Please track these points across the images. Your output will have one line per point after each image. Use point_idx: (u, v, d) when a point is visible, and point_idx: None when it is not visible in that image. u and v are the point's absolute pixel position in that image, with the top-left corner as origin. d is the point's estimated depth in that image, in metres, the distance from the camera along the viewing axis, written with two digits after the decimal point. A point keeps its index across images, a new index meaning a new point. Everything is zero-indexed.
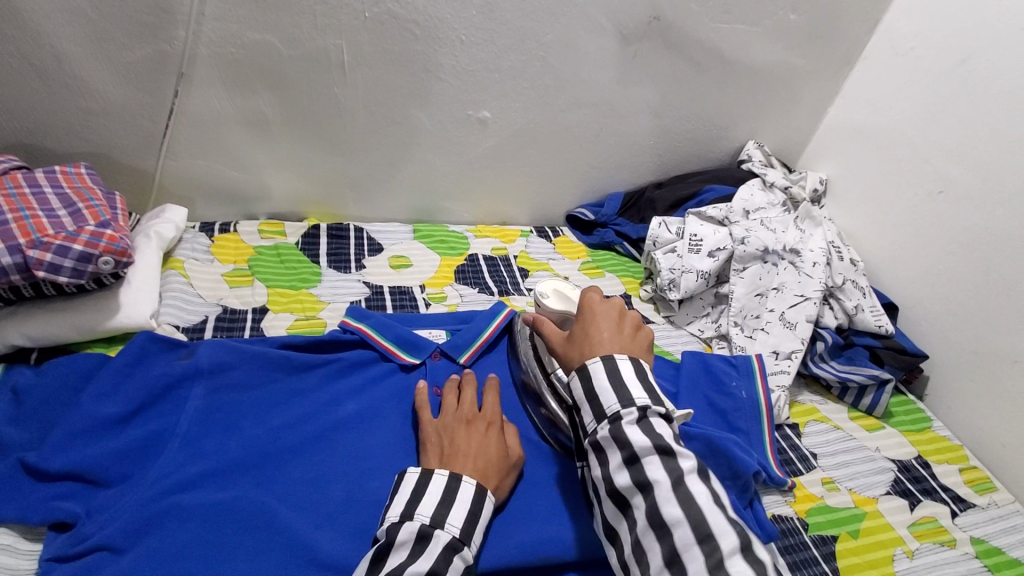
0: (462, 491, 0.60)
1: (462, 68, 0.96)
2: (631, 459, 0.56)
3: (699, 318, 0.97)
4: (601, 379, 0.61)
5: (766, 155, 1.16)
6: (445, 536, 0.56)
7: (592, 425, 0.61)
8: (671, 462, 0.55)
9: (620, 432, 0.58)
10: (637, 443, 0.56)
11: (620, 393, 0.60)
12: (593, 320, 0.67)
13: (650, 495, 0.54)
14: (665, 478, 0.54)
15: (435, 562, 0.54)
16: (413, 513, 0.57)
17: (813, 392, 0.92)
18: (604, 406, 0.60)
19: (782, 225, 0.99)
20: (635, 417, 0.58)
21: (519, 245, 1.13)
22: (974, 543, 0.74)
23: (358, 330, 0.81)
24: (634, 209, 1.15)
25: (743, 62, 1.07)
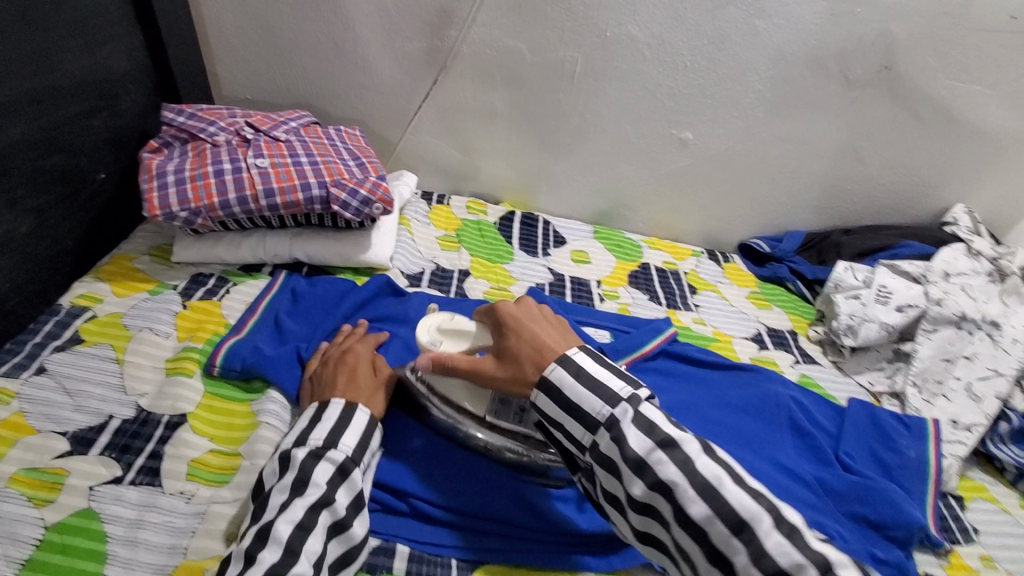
0: (327, 412, 0.63)
1: (678, 90, 1.04)
2: (637, 466, 0.51)
3: (871, 370, 0.95)
4: (572, 384, 0.57)
5: (975, 222, 1.10)
6: (303, 449, 0.59)
7: (585, 439, 0.55)
8: (677, 452, 0.50)
9: (621, 443, 0.52)
10: (637, 444, 0.52)
11: (603, 391, 0.56)
12: (523, 325, 0.63)
13: (671, 497, 0.49)
14: (681, 477, 0.49)
15: (301, 471, 0.57)
16: (281, 444, 0.61)
17: (985, 473, 0.87)
18: (592, 413, 0.55)
19: (984, 295, 0.96)
20: (630, 412, 0.53)
21: (689, 263, 1.18)
22: None
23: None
24: (814, 250, 1.15)
25: (973, 123, 1.03)
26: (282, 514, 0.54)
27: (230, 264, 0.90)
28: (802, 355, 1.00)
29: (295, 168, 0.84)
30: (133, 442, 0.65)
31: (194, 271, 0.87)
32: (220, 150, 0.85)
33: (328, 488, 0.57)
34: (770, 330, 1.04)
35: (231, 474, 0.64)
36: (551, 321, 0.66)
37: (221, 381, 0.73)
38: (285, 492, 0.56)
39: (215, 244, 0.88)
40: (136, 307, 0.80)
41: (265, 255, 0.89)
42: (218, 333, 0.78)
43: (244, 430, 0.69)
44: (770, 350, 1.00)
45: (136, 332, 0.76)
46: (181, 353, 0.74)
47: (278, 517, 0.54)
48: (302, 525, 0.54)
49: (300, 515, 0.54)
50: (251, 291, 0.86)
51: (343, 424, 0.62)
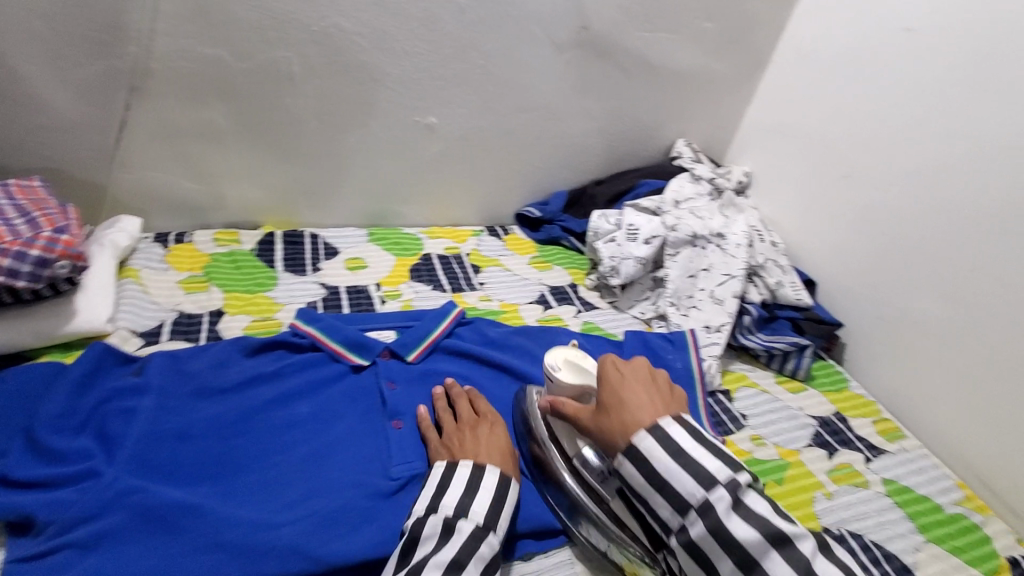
0: (484, 483, 0.64)
1: (407, 76, 1.02)
2: (746, 561, 0.52)
3: (640, 301, 1.05)
4: (644, 440, 0.59)
5: (695, 152, 1.27)
6: (469, 526, 0.59)
7: (626, 470, 0.60)
8: (787, 551, 0.52)
9: (719, 526, 0.54)
10: (743, 538, 0.53)
11: (698, 475, 0.56)
12: (624, 385, 0.64)
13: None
14: (724, 505, 0.54)
15: (459, 550, 0.56)
16: (437, 506, 0.61)
17: (743, 362, 1.00)
18: (687, 497, 0.56)
19: (708, 213, 1.09)
20: (673, 458, 0.57)
21: (470, 244, 1.19)
22: (885, 483, 0.82)
23: (309, 334, 0.83)
24: (578, 206, 1.24)
25: (668, 67, 1.17)
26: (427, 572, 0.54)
27: None
28: (583, 304, 1.06)
29: None
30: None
31: None
32: None
33: None
34: (553, 288, 1.09)
35: None
36: (661, 387, 0.66)
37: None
38: (441, 569, 0.54)
39: None
40: None
41: None
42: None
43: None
44: (554, 307, 1.04)
45: None
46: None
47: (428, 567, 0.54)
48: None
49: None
50: None
51: (501, 497, 0.64)
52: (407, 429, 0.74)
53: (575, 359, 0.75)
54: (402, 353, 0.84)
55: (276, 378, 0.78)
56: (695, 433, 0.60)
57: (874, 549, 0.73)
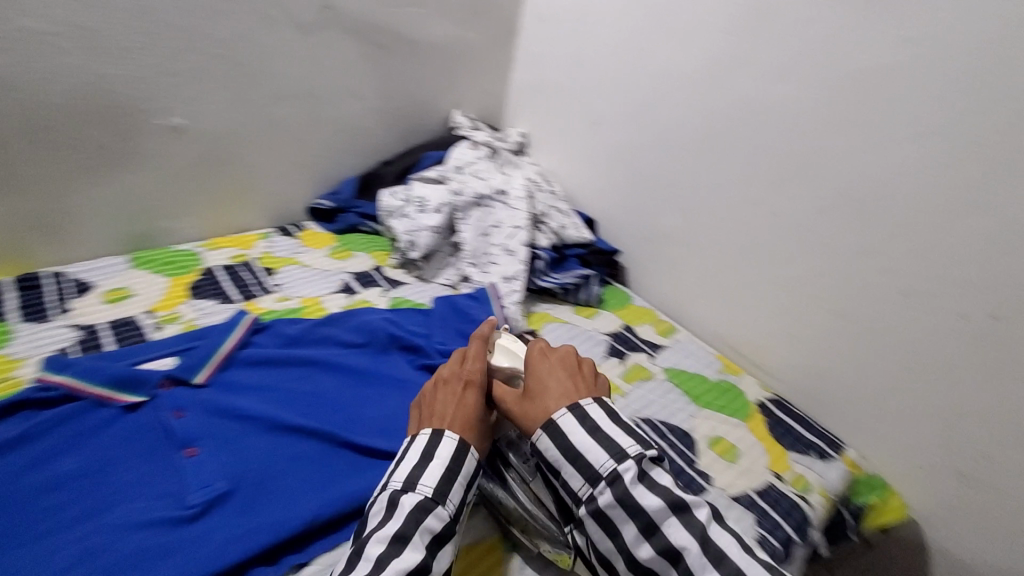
0: (437, 450, 0.63)
1: (131, 76, 0.91)
2: (650, 527, 0.58)
3: (444, 269, 1.09)
4: (580, 437, 0.63)
5: (472, 120, 1.33)
6: (415, 498, 0.59)
7: (583, 492, 0.62)
8: (688, 521, 0.59)
9: (627, 494, 0.59)
10: (649, 506, 0.59)
11: (609, 448, 0.62)
12: (546, 373, 0.71)
13: (681, 562, 0.57)
14: (691, 542, 0.57)
15: (401, 524, 0.57)
16: (388, 483, 0.61)
17: (546, 303, 1.09)
18: (597, 467, 0.61)
19: (489, 173, 1.16)
20: (635, 476, 0.60)
21: (260, 247, 1.11)
22: (667, 372, 0.97)
23: (59, 377, 0.72)
24: (369, 190, 1.23)
25: (425, 40, 1.20)
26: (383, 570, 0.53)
27: None
28: (390, 283, 1.07)
29: None
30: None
31: None
32: None
33: (426, 552, 0.56)
34: (356, 274, 1.07)
35: None
36: (579, 373, 0.72)
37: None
38: (382, 545, 0.55)
39: None
40: None
41: None
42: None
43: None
44: (360, 292, 1.03)
45: None
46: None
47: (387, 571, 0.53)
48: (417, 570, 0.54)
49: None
50: None
51: (451, 477, 0.61)
52: (212, 449, 0.68)
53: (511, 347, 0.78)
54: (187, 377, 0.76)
55: (25, 438, 0.66)
56: (632, 431, 0.65)
57: (661, 427, 0.86)
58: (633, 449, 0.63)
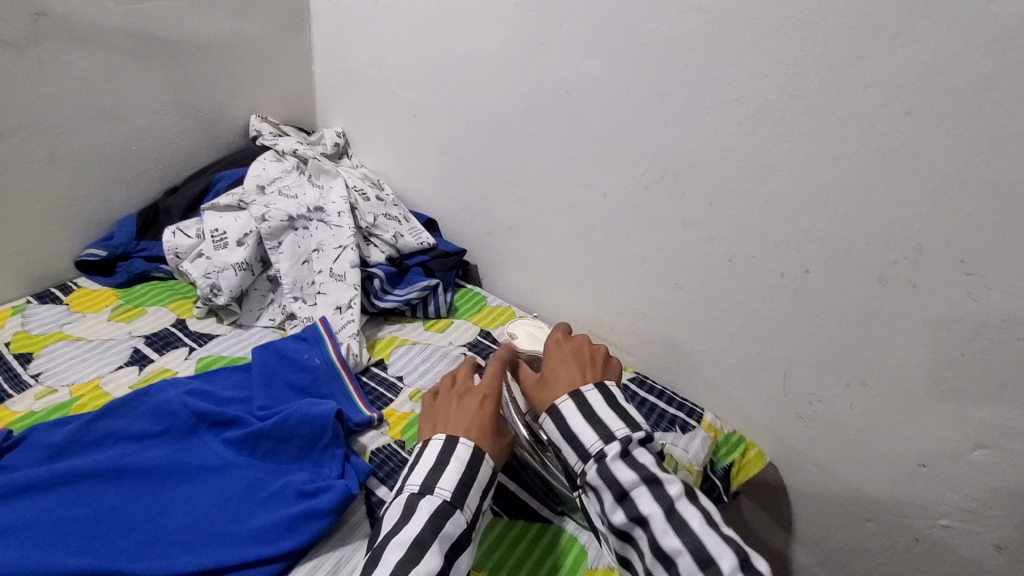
0: (432, 451, 0.60)
1: None
2: (621, 496, 0.56)
3: (265, 309, 0.94)
4: (575, 419, 0.61)
5: (275, 126, 1.16)
6: (435, 501, 0.55)
7: (577, 465, 0.60)
8: (658, 492, 0.56)
9: (606, 469, 0.57)
10: (625, 481, 0.56)
11: (598, 429, 0.60)
12: (554, 361, 0.69)
13: (647, 529, 0.55)
14: (655, 509, 0.55)
15: (412, 530, 0.53)
16: (405, 486, 0.58)
17: (392, 323, 0.99)
18: (585, 447, 0.60)
19: (299, 188, 1.00)
20: (619, 452, 0.58)
21: (11, 327, 0.87)
22: None
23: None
24: (155, 228, 1.01)
25: (191, 40, 1.00)
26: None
27: None
28: (198, 339, 0.89)
29: None
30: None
31: None
32: None
33: (445, 560, 0.52)
34: (151, 336, 0.88)
35: None
36: (591, 363, 0.69)
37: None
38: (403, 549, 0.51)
39: None
40: None
41: None
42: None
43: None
44: (157, 361, 0.84)
45: None
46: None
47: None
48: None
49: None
50: None
51: (468, 479, 0.58)
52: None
53: None
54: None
55: None
56: (617, 409, 0.62)
57: None
58: (620, 429, 0.60)
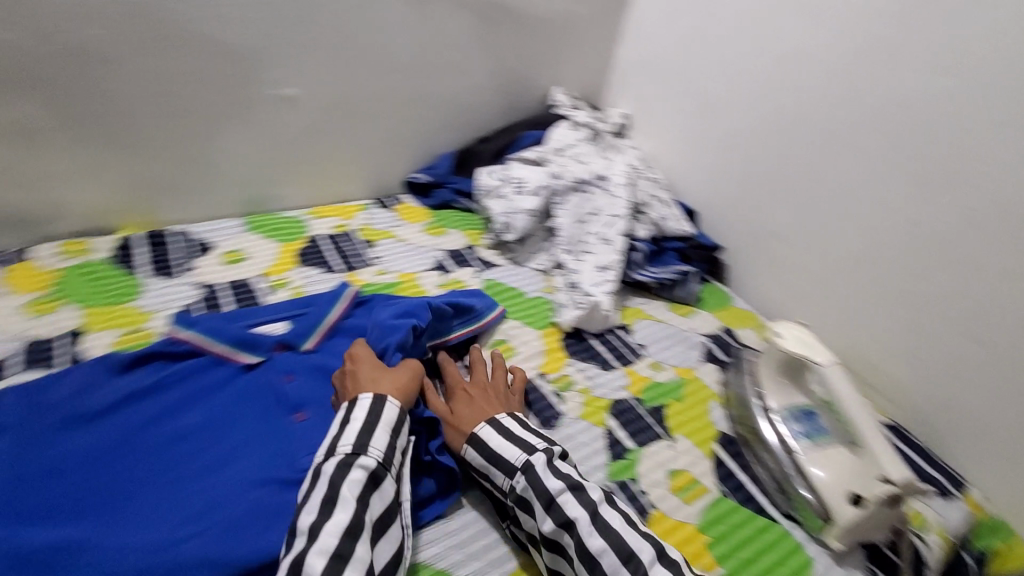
0: (355, 412, 0.64)
1: (255, 46, 0.93)
2: (549, 503, 0.62)
3: (538, 254, 1.07)
4: (491, 437, 0.68)
5: (573, 99, 1.28)
6: (370, 461, 0.60)
7: (505, 483, 0.66)
8: (583, 496, 0.62)
9: (535, 477, 0.64)
10: (552, 487, 0.63)
11: (519, 443, 0.67)
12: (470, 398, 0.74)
13: (575, 531, 0.60)
14: (582, 512, 0.61)
15: (331, 485, 0.58)
16: (336, 447, 0.61)
17: (640, 296, 1.05)
18: (510, 461, 0.65)
19: (589, 157, 1.11)
20: (545, 459, 0.65)
21: (361, 219, 1.14)
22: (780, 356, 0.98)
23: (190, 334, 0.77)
24: (465, 166, 1.22)
25: (533, 14, 1.16)
26: (313, 544, 0.53)
27: None
28: (483, 264, 1.06)
29: None
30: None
31: None
32: None
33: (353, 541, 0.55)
34: (451, 253, 1.08)
35: None
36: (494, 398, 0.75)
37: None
38: (314, 515, 0.55)
39: None
40: None
41: None
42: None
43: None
44: (454, 272, 1.03)
45: None
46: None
47: (310, 549, 0.53)
48: (337, 555, 0.53)
49: (332, 545, 0.53)
50: None
51: (368, 430, 0.62)
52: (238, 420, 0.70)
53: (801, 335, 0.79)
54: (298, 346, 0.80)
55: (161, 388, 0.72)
56: (512, 435, 0.68)
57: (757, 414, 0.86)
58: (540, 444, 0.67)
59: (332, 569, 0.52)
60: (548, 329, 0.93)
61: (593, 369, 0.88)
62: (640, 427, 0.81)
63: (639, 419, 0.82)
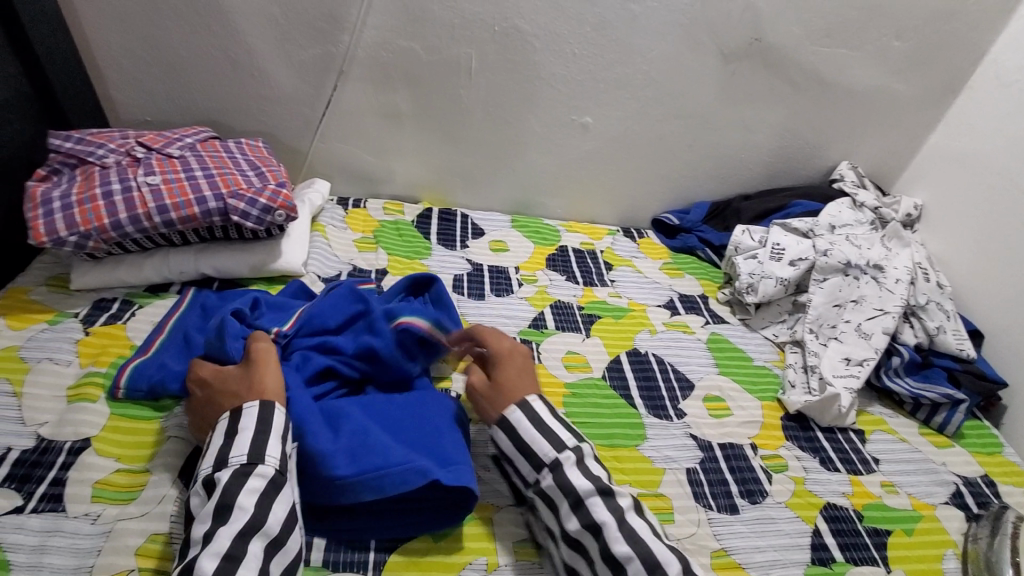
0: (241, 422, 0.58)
1: (572, 77, 1.08)
2: (576, 504, 0.60)
3: (774, 323, 1.02)
4: (524, 428, 0.64)
5: (859, 176, 1.19)
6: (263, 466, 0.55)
7: (531, 476, 0.64)
8: (612, 501, 0.60)
9: (563, 472, 0.62)
10: (580, 487, 0.60)
11: (551, 439, 0.63)
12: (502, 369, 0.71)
13: (599, 536, 0.58)
14: (609, 519, 0.58)
15: (224, 495, 0.53)
16: (228, 457, 0.55)
17: (885, 406, 0.93)
18: (539, 454, 0.63)
19: (868, 241, 1.01)
20: (574, 458, 0.62)
21: (606, 242, 1.22)
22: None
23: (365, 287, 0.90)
24: (719, 218, 1.23)
25: (843, 85, 1.11)
26: (207, 547, 0.50)
27: (133, 287, 0.88)
28: (712, 316, 1.05)
29: (189, 183, 0.85)
30: (33, 470, 0.65)
31: (98, 296, 0.86)
32: (110, 172, 0.84)
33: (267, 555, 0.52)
34: (683, 296, 1.10)
35: (137, 490, 0.65)
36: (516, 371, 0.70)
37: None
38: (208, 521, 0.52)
39: (117, 268, 0.87)
40: (34, 338, 0.78)
41: (171, 274, 0.88)
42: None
43: (153, 446, 0.69)
44: (682, 315, 1.05)
45: (34, 363, 0.75)
46: (84, 380, 0.74)
47: (203, 552, 0.50)
48: (227, 557, 0.50)
49: (227, 546, 0.50)
50: (158, 311, 0.86)
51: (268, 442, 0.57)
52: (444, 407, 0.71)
53: None
54: (376, 349, 0.72)
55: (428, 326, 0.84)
56: (540, 425, 0.64)
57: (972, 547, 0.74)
58: (548, 451, 0.63)
59: (221, 571, 0.49)
60: (771, 403, 0.89)
61: (812, 462, 0.81)
62: (854, 543, 0.72)
63: (855, 535, 0.73)
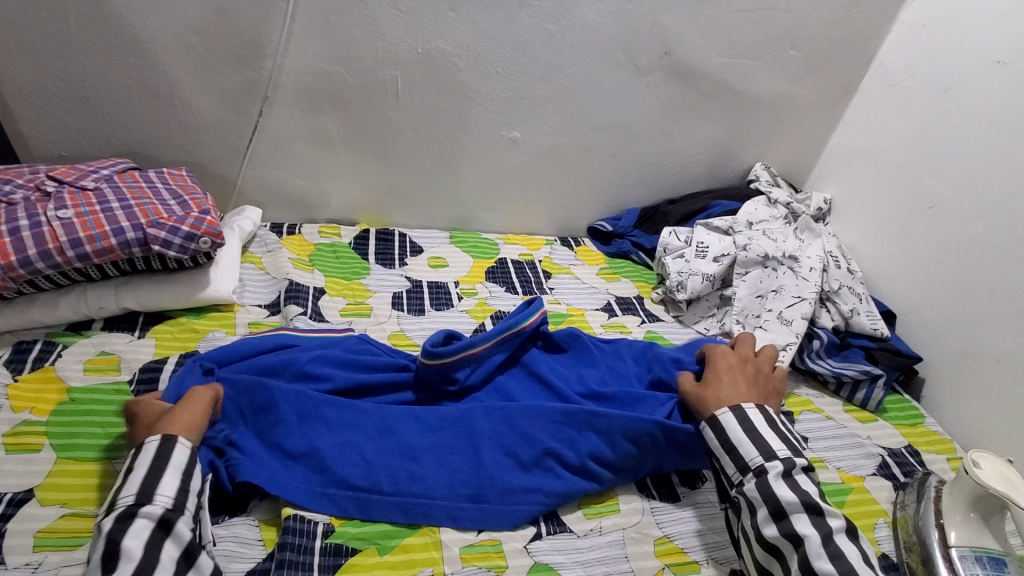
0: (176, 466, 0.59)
1: (498, 94, 1.12)
2: (779, 512, 0.62)
3: (705, 318, 1.07)
4: (738, 433, 0.68)
5: (773, 176, 1.28)
6: (157, 511, 0.55)
7: (736, 476, 0.68)
8: (815, 517, 0.61)
9: (766, 484, 0.64)
10: (784, 498, 0.62)
11: (760, 446, 0.67)
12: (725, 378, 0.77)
13: (801, 547, 0.60)
14: (813, 532, 0.60)
15: (144, 551, 0.52)
16: (150, 493, 0.56)
17: (811, 388, 0.99)
18: (745, 459, 0.67)
19: (782, 235, 1.08)
20: (781, 471, 0.65)
21: (544, 252, 1.25)
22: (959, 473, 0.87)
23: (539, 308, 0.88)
24: (649, 222, 1.28)
25: (749, 92, 1.19)
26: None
27: (54, 327, 0.83)
28: (648, 315, 1.10)
29: (104, 214, 0.81)
30: None
31: (15, 339, 0.80)
32: (14, 209, 0.78)
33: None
34: (620, 298, 1.13)
35: (87, 536, 0.61)
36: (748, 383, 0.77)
37: (87, 433, 0.70)
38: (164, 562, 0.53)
39: (29, 308, 0.82)
40: None
41: (90, 309, 0.84)
42: (116, 410, 0.73)
43: (110, 490, 0.66)
44: (619, 316, 1.08)
45: None
46: (21, 429, 0.69)
47: None
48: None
49: None
50: (85, 349, 0.81)
51: (189, 485, 0.59)
52: (511, 425, 0.74)
53: (1005, 472, 0.71)
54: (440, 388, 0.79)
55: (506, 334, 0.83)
56: (758, 432, 0.69)
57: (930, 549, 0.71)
58: (755, 458, 0.66)
59: None
60: None
61: None
62: None
63: None
